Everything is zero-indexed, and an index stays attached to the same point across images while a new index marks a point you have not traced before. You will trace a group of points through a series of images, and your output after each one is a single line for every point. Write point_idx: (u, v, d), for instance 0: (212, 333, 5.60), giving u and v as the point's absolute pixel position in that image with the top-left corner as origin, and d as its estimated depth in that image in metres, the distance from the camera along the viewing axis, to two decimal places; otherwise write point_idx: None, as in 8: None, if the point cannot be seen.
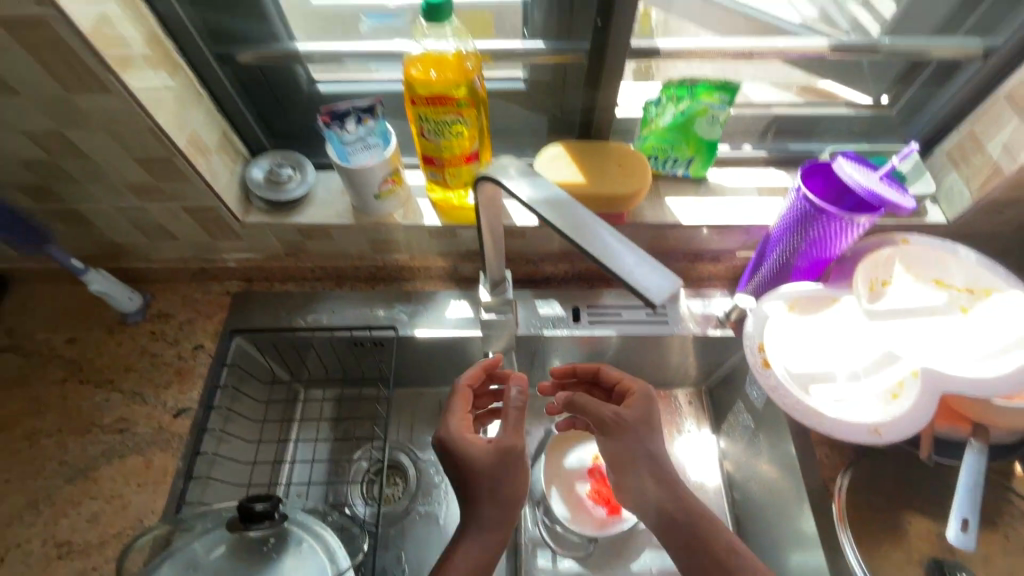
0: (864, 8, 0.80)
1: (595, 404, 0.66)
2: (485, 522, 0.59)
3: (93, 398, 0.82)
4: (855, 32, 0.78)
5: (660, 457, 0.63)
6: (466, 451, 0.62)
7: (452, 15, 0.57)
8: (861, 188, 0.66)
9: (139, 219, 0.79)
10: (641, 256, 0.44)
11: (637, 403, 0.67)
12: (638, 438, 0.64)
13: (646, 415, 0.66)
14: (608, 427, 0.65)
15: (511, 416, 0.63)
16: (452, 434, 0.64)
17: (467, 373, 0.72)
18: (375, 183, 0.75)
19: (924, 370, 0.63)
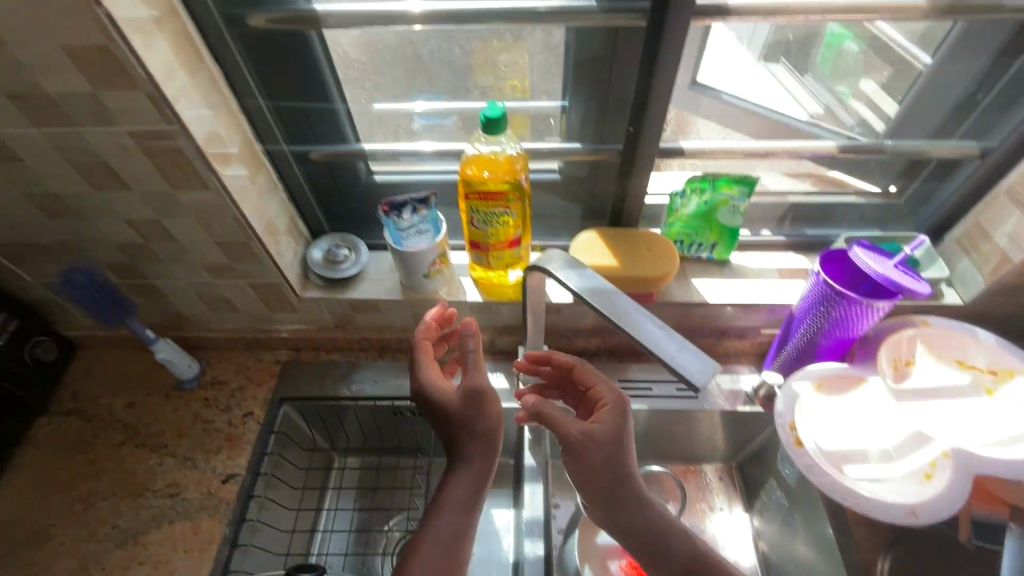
0: (866, 103, 0.86)
1: (563, 422, 0.58)
2: (467, 462, 0.60)
3: (148, 462, 0.86)
4: (860, 129, 0.86)
5: (632, 479, 0.57)
6: (441, 401, 0.64)
7: (508, 128, 0.65)
8: (877, 275, 0.71)
9: (207, 293, 0.86)
10: (684, 343, 0.50)
11: (607, 419, 0.60)
12: (604, 461, 0.57)
13: (614, 432, 0.59)
14: (575, 447, 0.58)
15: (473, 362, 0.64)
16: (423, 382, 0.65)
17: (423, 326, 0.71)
18: (425, 264, 0.82)
19: (955, 451, 0.65)
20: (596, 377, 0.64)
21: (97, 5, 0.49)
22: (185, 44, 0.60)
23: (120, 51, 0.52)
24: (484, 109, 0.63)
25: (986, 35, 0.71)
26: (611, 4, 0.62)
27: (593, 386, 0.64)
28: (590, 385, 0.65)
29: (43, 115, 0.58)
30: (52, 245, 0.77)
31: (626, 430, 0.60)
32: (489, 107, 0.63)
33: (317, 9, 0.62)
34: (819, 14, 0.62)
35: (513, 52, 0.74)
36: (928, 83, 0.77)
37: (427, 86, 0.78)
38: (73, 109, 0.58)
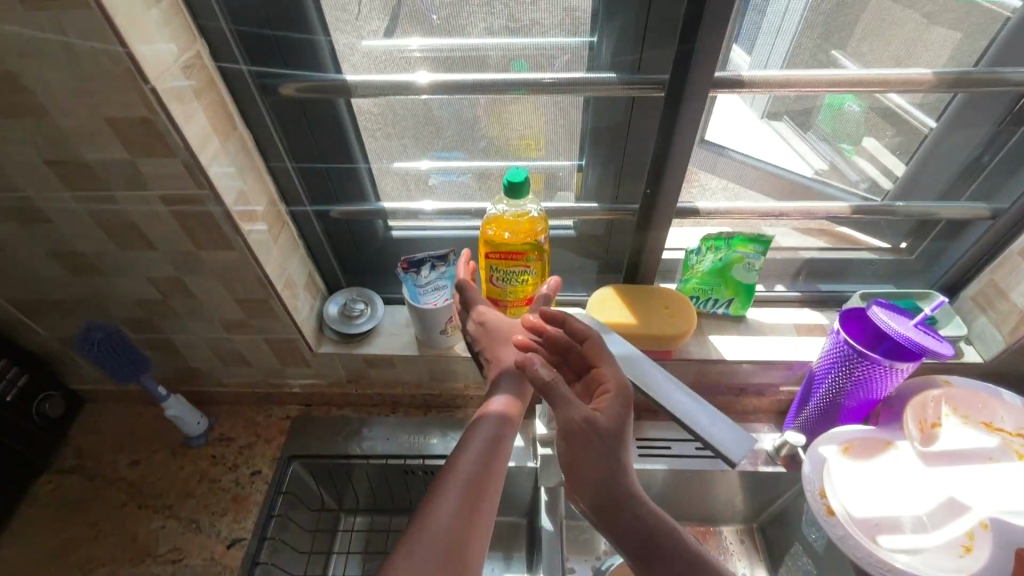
0: (870, 160, 0.83)
1: (570, 404, 0.55)
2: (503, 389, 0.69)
3: (150, 524, 0.83)
4: (867, 187, 0.86)
5: (625, 471, 0.55)
6: (500, 335, 0.73)
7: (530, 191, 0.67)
8: (898, 335, 0.71)
9: (221, 348, 0.86)
10: (716, 416, 0.50)
11: (609, 409, 0.56)
12: (599, 456, 0.55)
13: (616, 423, 0.56)
14: (576, 434, 0.55)
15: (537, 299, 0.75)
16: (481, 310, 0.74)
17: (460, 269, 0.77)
18: (442, 320, 0.82)
19: (994, 523, 0.64)
20: (604, 357, 0.60)
21: (143, 81, 0.51)
22: (219, 111, 0.62)
23: (161, 121, 0.54)
24: (507, 176, 0.64)
25: (989, 106, 0.73)
26: (631, 77, 0.64)
27: (599, 367, 0.60)
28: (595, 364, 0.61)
29: (78, 181, 0.60)
30: (70, 301, 0.77)
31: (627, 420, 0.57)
32: (512, 171, 0.65)
33: (347, 79, 0.64)
34: (831, 86, 0.64)
35: (526, 108, 0.73)
36: (934, 147, 0.79)
37: (437, 141, 0.77)
38: (107, 174, 0.59)
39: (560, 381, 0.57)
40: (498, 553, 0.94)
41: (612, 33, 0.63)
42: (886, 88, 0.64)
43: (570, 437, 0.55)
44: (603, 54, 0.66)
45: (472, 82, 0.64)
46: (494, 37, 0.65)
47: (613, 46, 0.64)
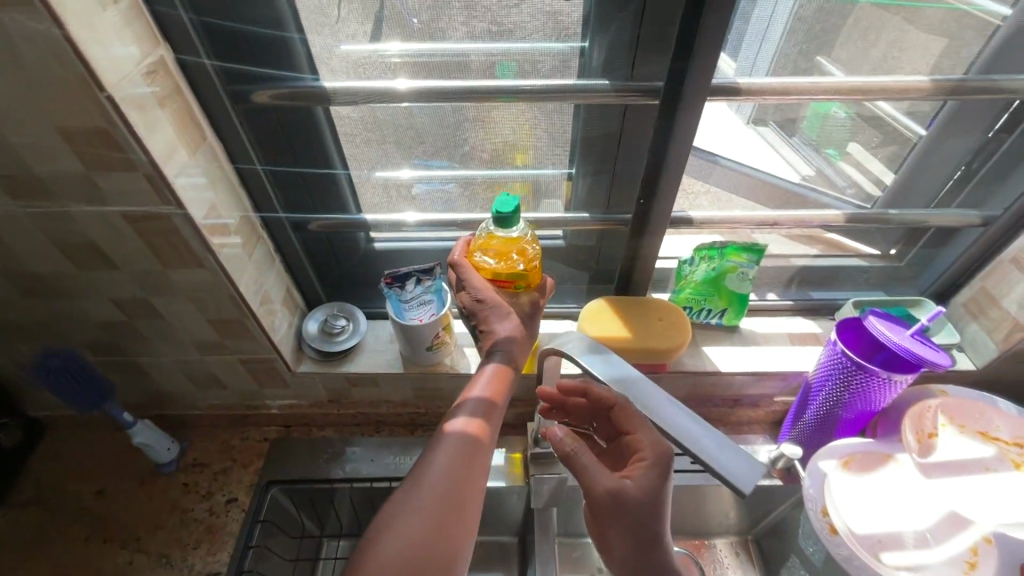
0: (853, 165, 0.82)
1: (591, 476, 0.52)
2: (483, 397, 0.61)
3: (117, 561, 0.78)
4: (852, 189, 0.85)
5: (653, 543, 0.53)
6: (506, 319, 0.67)
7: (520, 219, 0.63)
8: (895, 345, 0.69)
9: (193, 370, 0.81)
10: (721, 439, 0.47)
11: (642, 479, 0.53)
12: (628, 526, 0.52)
13: (652, 493, 0.52)
14: (601, 505, 0.52)
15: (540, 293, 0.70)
16: (480, 290, 0.66)
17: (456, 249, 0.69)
18: (428, 337, 0.78)
19: (998, 538, 0.63)
20: (636, 423, 0.56)
21: (99, 90, 0.46)
22: (187, 121, 0.58)
23: (120, 132, 0.49)
24: (494, 208, 0.60)
25: (977, 114, 0.73)
26: (625, 84, 0.62)
27: (634, 431, 0.56)
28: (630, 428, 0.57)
29: (30, 196, 0.55)
30: (25, 324, 0.72)
31: (662, 492, 0.53)
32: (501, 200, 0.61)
33: (325, 86, 0.61)
34: (828, 93, 0.63)
35: (512, 114, 0.69)
36: (923, 155, 0.79)
37: (419, 149, 0.73)
38: (62, 189, 0.54)
39: (584, 450, 0.54)
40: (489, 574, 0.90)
41: (604, 40, 0.61)
42: (885, 95, 0.63)
43: (595, 507, 0.52)
44: (595, 60, 0.63)
45: (459, 90, 0.61)
46: (476, 41, 0.61)
47: (605, 54, 0.62)
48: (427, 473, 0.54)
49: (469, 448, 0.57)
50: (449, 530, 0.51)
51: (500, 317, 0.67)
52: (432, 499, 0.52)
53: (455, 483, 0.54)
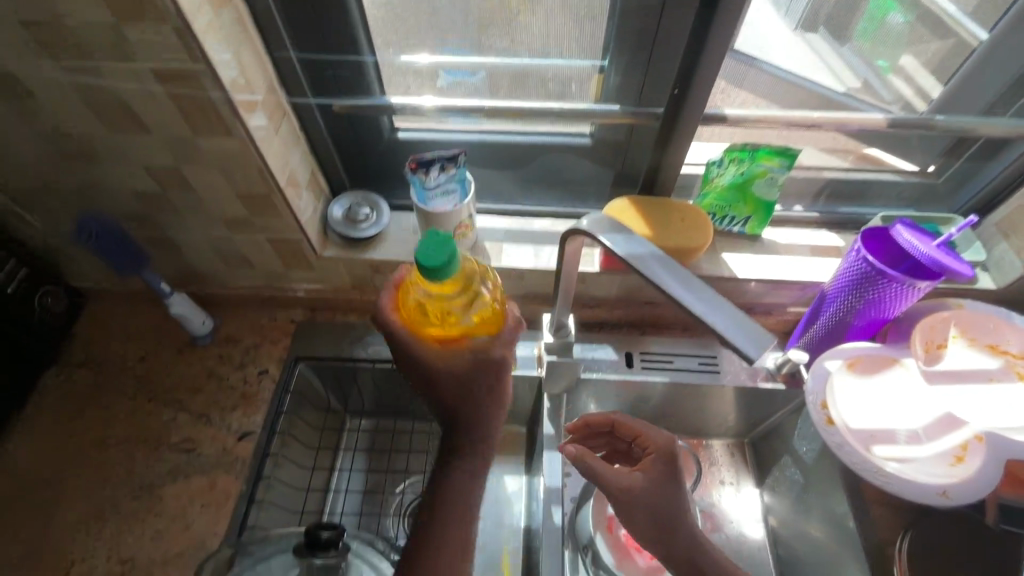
0: (904, 79, 0.80)
1: (609, 474, 0.62)
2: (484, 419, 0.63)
3: (161, 416, 0.85)
4: (898, 105, 0.82)
5: (678, 529, 0.60)
6: (454, 376, 0.62)
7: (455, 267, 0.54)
8: (921, 254, 0.69)
9: (223, 247, 0.83)
10: (733, 313, 0.47)
11: (655, 468, 0.64)
12: (651, 508, 0.61)
13: (668, 479, 0.62)
14: (622, 500, 0.61)
15: (502, 336, 0.63)
16: (424, 357, 0.61)
17: (385, 298, 0.62)
18: (449, 227, 0.80)
19: (989, 436, 0.65)
20: (642, 427, 0.69)
21: None
22: None
23: None
24: (417, 254, 0.53)
25: None
26: None
27: (640, 435, 0.69)
28: (637, 434, 0.70)
29: (60, 45, 0.55)
30: (65, 190, 0.74)
31: (674, 475, 0.63)
32: (429, 245, 0.53)
33: None
34: None
35: None
36: (985, 57, 0.74)
37: (448, 39, 0.74)
38: (92, 40, 0.54)
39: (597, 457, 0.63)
40: (498, 456, 0.98)
41: None
42: None
43: (617, 500, 0.62)
44: None
45: None
46: None
47: None
48: (434, 520, 0.59)
49: (470, 479, 0.61)
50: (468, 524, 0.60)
51: (455, 394, 0.62)
52: (459, 499, 0.60)
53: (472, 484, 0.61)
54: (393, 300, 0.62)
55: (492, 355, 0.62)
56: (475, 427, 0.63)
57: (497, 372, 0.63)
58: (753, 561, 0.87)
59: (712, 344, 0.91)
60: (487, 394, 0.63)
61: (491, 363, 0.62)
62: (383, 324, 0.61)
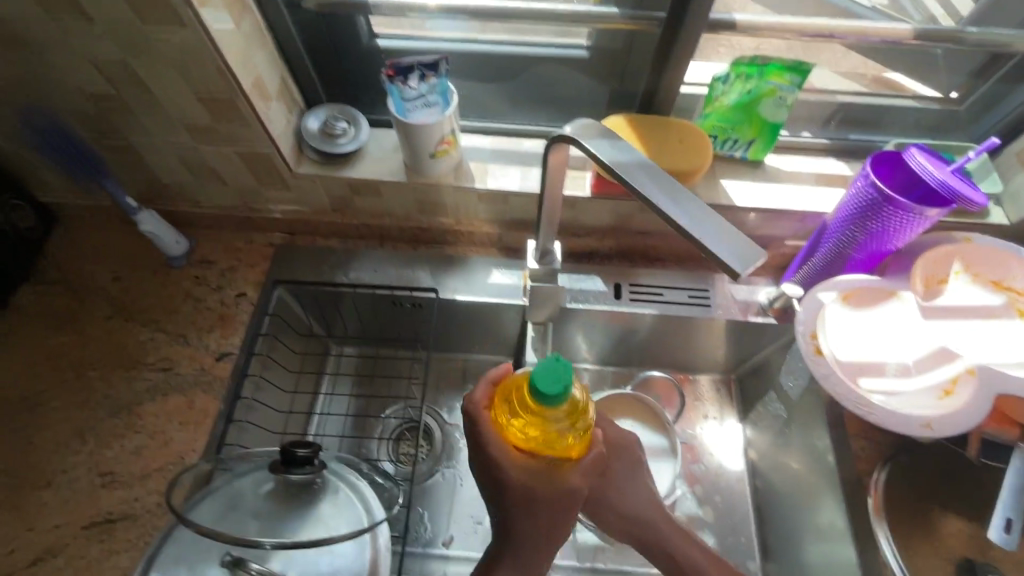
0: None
1: None
2: (530, 509, 0.54)
3: (137, 335, 0.83)
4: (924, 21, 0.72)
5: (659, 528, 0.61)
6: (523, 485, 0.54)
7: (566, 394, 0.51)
8: (933, 179, 0.64)
9: (192, 160, 0.79)
10: (722, 227, 0.44)
11: (617, 478, 0.63)
12: (616, 507, 0.62)
13: (626, 483, 0.63)
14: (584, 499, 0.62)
15: (582, 463, 0.56)
16: (500, 459, 0.55)
17: (478, 392, 0.59)
18: (431, 142, 0.75)
19: (981, 369, 0.63)
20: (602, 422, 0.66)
21: None
22: None
23: None
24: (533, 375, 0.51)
25: None
26: None
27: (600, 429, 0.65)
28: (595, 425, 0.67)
29: None
30: (13, 90, 0.69)
31: (641, 473, 0.64)
32: (551, 374, 0.51)
33: None
34: None
35: None
36: None
37: None
38: None
39: None
40: None
41: None
42: None
43: (583, 506, 0.64)
44: None
45: None
46: None
47: None
48: None
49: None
50: None
51: (521, 509, 0.54)
52: None
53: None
54: (487, 395, 0.59)
55: (569, 485, 0.55)
56: (528, 553, 0.54)
57: (567, 500, 0.54)
58: (731, 492, 0.88)
59: (704, 277, 0.88)
60: (557, 513, 0.54)
61: (564, 489, 0.55)
62: (472, 417, 0.58)
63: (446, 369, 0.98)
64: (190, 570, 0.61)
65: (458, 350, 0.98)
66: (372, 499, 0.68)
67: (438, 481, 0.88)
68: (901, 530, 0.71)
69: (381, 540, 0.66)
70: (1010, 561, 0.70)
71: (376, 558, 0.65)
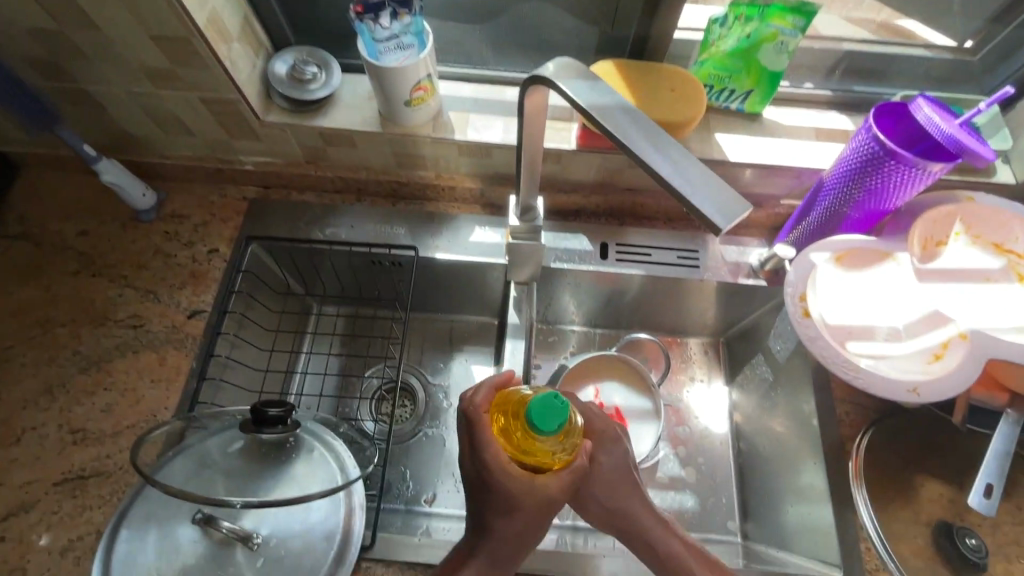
0: None
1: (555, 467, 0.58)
2: (512, 508, 0.51)
3: (106, 291, 0.80)
4: None
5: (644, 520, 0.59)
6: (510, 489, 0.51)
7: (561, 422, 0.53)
8: (939, 132, 0.60)
9: (153, 107, 0.74)
10: (705, 176, 0.41)
11: (607, 471, 0.60)
12: (602, 499, 0.59)
13: (613, 476, 0.60)
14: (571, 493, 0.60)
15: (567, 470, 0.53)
16: (492, 462, 0.51)
17: (479, 394, 0.57)
18: (405, 89, 0.70)
19: (975, 334, 0.61)
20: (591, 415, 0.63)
21: None
22: None
23: None
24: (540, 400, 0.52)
25: None
26: None
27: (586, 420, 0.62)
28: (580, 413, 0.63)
29: None
30: None
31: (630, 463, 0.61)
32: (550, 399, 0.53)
33: None
34: None
35: None
36: None
37: None
38: None
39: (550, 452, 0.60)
40: (470, 346, 0.95)
41: None
42: None
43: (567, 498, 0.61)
44: None
45: None
46: None
47: None
48: None
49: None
50: None
51: (499, 517, 0.51)
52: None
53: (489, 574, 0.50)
54: (488, 398, 0.57)
55: (550, 497, 0.52)
56: (503, 559, 0.51)
57: (550, 505, 0.52)
58: (714, 453, 0.87)
59: (694, 237, 0.85)
60: (535, 519, 0.51)
61: (545, 496, 0.52)
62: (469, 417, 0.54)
63: (430, 330, 0.96)
64: (160, 528, 0.60)
65: (441, 310, 0.96)
66: (347, 458, 0.67)
67: (420, 442, 0.87)
68: (880, 494, 0.70)
69: (356, 499, 0.66)
70: (987, 525, 0.70)
71: (351, 516, 0.65)
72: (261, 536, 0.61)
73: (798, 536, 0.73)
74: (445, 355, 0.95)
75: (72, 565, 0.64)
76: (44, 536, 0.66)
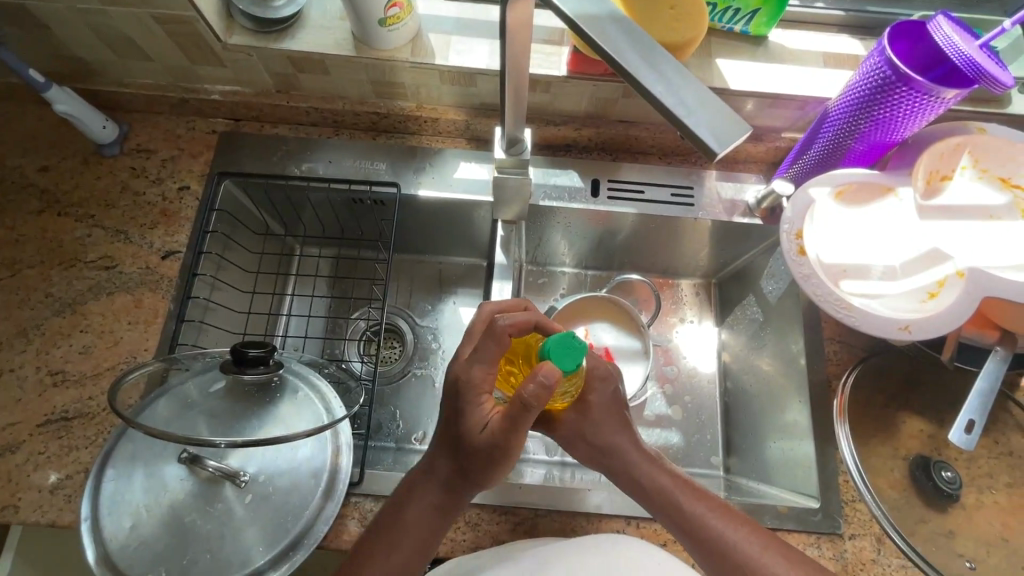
0: None
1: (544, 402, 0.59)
2: (466, 436, 0.53)
3: (73, 232, 0.76)
4: None
5: (630, 451, 0.61)
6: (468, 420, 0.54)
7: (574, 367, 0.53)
8: (957, 54, 0.56)
9: (103, 27, 0.68)
10: (703, 96, 0.37)
11: (597, 410, 0.63)
12: (590, 437, 0.62)
13: (604, 413, 0.63)
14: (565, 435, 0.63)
15: (507, 410, 0.50)
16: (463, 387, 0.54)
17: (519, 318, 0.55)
18: (377, 6, 0.64)
19: (971, 271, 0.58)
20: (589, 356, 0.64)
21: None
22: None
23: None
24: (554, 345, 0.51)
25: None
26: None
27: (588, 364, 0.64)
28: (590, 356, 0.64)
29: None
30: None
31: (620, 398, 0.64)
32: (551, 344, 0.51)
33: None
34: None
35: None
36: None
37: None
38: None
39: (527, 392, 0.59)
40: (458, 287, 0.93)
41: None
42: None
43: (559, 434, 0.63)
44: None
45: None
46: None
47: None
48: (400, 513, 0.56)
49: (445, 491, 0.55)
50: (446, 515, 0.56)
51: (451, 447, 0.55)
52: (437, 493, 0.56)
53: (452, 487, 0.55)
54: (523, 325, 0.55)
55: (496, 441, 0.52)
56: (473, 477, 0.55)
57: (492, 458, 0.53)
58: (702, 393, 0.87)
59: (689, 174, 0.81)
60: (496, 453, 0.52)
61: (489, 447, 0.52)
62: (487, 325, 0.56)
63: (418, 271, 0.94)
64: (146, 468, 0.60)
65: (428, 252, 0.93)
66: (332, 400, 0.66)
67: (410, 382, 0.86)
68: (862, 431, 0.71)
69: (342, 437, 0.67)
70: (964, 458, 0.71)
71: (338, 454, 0.66)
72: (248, 474, 0.61)
73: (780, 470, 0.74)
74: (433, 296, 0.93)
75: (64, 502, 0.65)
76: (33, 474, 0.66)
